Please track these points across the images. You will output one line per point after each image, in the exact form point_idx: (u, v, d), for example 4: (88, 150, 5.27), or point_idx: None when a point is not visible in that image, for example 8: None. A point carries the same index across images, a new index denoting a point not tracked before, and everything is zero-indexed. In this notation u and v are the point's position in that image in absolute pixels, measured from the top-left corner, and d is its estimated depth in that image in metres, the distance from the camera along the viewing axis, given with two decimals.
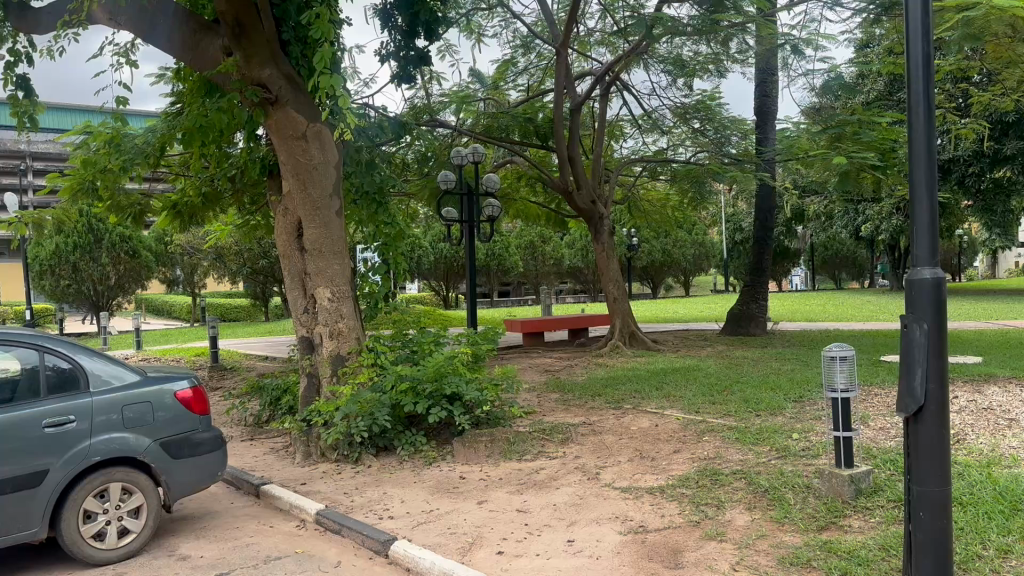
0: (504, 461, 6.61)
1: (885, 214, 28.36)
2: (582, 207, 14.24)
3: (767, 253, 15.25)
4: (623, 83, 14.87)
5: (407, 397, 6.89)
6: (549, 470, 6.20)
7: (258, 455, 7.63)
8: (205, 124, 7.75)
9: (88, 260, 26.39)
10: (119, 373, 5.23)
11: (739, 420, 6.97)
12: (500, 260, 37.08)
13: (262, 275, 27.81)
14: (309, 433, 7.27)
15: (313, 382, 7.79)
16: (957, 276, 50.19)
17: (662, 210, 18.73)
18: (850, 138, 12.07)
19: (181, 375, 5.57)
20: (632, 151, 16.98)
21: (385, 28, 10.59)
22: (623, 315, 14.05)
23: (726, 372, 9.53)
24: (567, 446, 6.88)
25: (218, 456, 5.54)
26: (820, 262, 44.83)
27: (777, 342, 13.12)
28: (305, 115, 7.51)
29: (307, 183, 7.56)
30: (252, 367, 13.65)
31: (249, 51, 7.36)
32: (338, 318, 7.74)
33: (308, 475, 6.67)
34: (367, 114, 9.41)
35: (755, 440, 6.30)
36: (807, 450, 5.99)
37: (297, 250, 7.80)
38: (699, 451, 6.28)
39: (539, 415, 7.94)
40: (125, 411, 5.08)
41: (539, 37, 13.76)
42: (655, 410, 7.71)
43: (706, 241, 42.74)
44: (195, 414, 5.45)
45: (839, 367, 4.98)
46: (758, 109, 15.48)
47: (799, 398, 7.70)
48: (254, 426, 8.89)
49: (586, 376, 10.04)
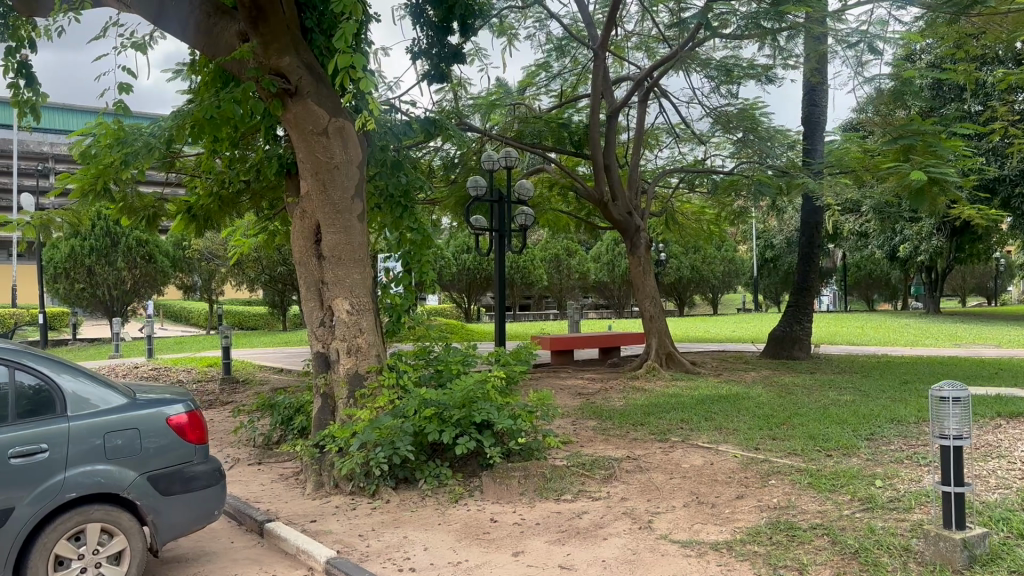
0: (540, 501, 5.81)
1: (925, 234, 27.20)
2: (617, 218, 13.47)
3: (813, 272, 14.40)
4: (662, 89, 14.20)
5: (431, 424, 6.11)
6: (593, 515, 5.40)
7: (265, 483, 6.89)
8: (218, 117, 7.10)
9: (105, 264, 26.00)
10: (106, 396, 4.53)
11: (808, 461, 6.13)
12: (525, 272, 36.16)
13: (280, 283, 27.28)
14: (322, 460, 6.54)
15: (328, 403, 7.04)
16: (994, 301, 48.94)
17: (697, 224, 17.93)
18: (921, 150, 11.14)
19: (176, 399, 4.85)
20: (669, 161, 16.19)
21: (416, 24, 9.93)
22: (658, 333, 13.20)
23: (780, 401, 8.67)
24: (611, 484, 6.06)
25: (215, 493, 4.81)
26: (852, 281, 43.51)
27: (827, 367, 12.18)
28: (326, 109, 6.82)
29: (327, 183, 6.87)
30: (265, 380, 12.96)
31: (267, 37, 6.68)
32: (357, 333, 7.01)
33: (319, 510, 5.92)
34: (395, 112, 8.70)
35: (833, 486, 5.49)
36: (896, 501, 5.12)
37: (315, 256, 7.12)
38: (767, 497, 5.46)
39: (576, 446, 7.14)
40: (109, 439, 4.38)
41: (576, 39, 13.15)
42: (708, 444, 6.90)
43: (736, 259, 41.64)
44: (190, 444, 4.73)
45: (952, 411, 4.18)
46: (806, 118, 14.64)
47: (870, 435, 6.85)
48: (263, 447, 8.15)
49: (625, 401, 9.24)
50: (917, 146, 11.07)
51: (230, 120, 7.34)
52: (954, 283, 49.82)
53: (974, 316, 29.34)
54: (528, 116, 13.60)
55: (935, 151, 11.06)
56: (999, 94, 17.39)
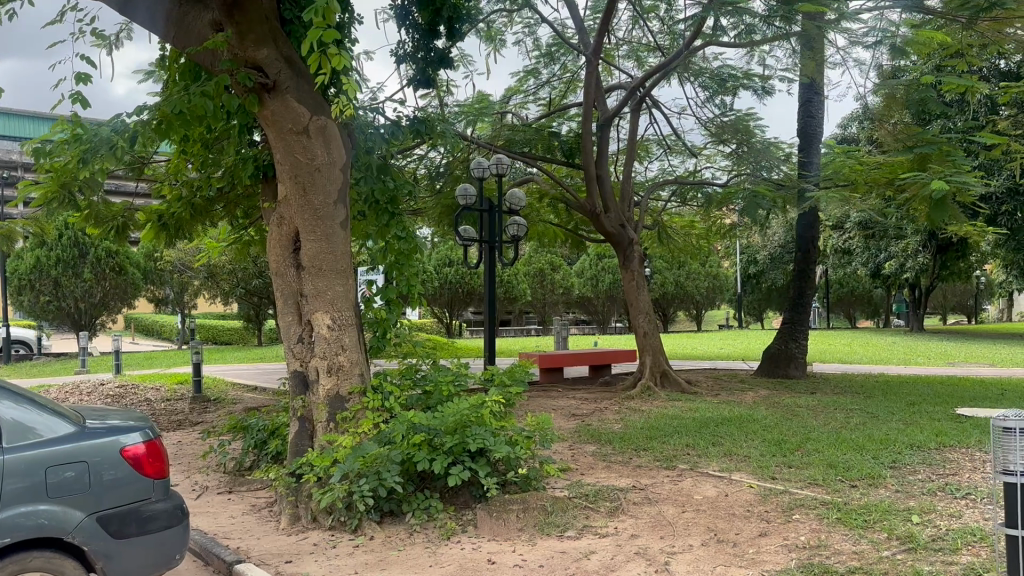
0: (542, 538, 5.24)
1: (911, 252, 27.01)
2: (609, 230, 13.03)
3: (809, 288, 14.02)
4: (655, 99, 13.79)
5: (421, 452, 5.52)
6: (602, 555, 4.83)
7: (236, 515, 6.25)
8: (188, 113, 6.51)
9: (72, 276, 25.08)
10: (49, 424, 3.90)
11: (832, 493, 5.63)
12: (508, 286, 35.82)
13: (256, 296, 26.48)
14: (299, 491, 5.93)
15: (306, 427, 6.41)
16: (974, 318, 49.15)
17: (687, 238, 17.53)
18: (940, 159, 10.61)
19: (134, 426, 4.21)
20: (659, 173, 15.79)
21: (402, 27, 9.42)
22: (653, 351, 12.67)
23: (788, 424, 8.19)
24: (618, 519, 5.50)
25: (177, 534, 4.15)
26: (835, 298, 43.40)
27: (827, 388, 11.70)
28: (307, 106, 6.31)
29: (308, 187, 6.32)
30: (239, 399, 12.26)
31: (244, 27, 6.17)
32: (338, 350, 6.42)
33: (296, 548, 5.30)
34: (380, 113, 8.14)
35: (865, 522, 4.99)
36: (939, 541, 4.62)
37: (293, 267, 6.54)
38: (793, 535, 4.93)
39: (577, 474, 6.58)
40: (54, 474, 3.77)
41: (566, 44, 12.76)
42: (718, 473, 6.39)
43: (720, 275, 41.37)
44: (147, 478, 4.07)
45: (1016, 443, 3.60)
46: (802, 130, 14.22)
47: (892, 463, 6.39)
48: (234, 474, 7.49)
49: (623, 423, 8.70)
50: (933, 155, 10.61)
51: (203, 117, 6.74)
52: (935, 301, 49.99)
53: (959, 334, 29.16)
54: (517, 125, 13.15)
55: (955, 159, 10.52)
56: (985, 111, 17.26)
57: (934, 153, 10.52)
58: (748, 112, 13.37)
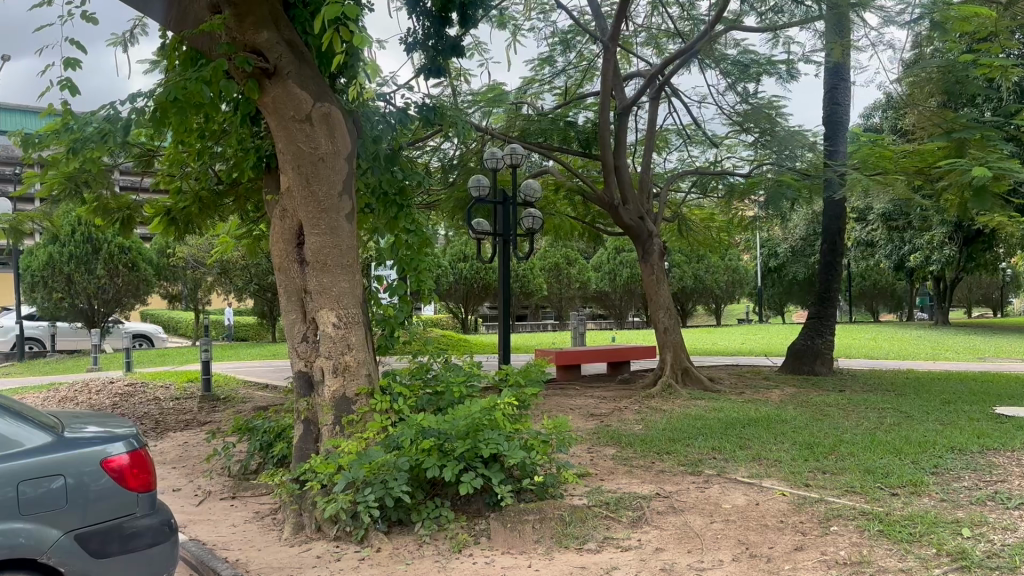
0: (559, 552, 4.90)
1: (937, 243, 26.32)
2: (628, 223, 12.60)
3: (835, 282, 13.54)
4: (674, 88, 13.37)
5: (430, 458, 5.19)
6: (625, 572, 4.47)
7: (237, 524, 5.95)
8: (186, 101, 6.19)
9: (84, 272, 24.97)
10: (23, 434, 3.59)
11: (872, 502, 5.24)
12: (524, 281, 35.50)
13: (270, 292, 26.29)
14: (303, 498, 5.62)
15: (311, 430, 6.12)
16: (1001, 311, 48.12)
17: (707, 231, 17.07)
18: (978, 145, 10.12)
19: (118, 435, 3.89)
20: (679, 163, 15.36)
21: (412, 13, 9.05)
22: (673, 347, 12.26)
23: (818, 426, 7.77)
24: (642, 530, 5.14)
25: (164, 552, 3.83)
26: (858, 291, 42.68)
27: (856, 385, 11.24)
28: (310, 92, 5.98)
29: (311, 177, 5.99)
30: (249, 398, 12.01)
31: (242, 8, 5.87)
32: (344, 349, 6.10)
33: (297, 561, 4.97)
34: (388, 101, 7.78)
35: (910, 535, 4.60)
36: (995, 558, 4.22)
37: (297, 262, 6.21)
38: (832, 550, 4.55)
39: (597, 480, 6.22)
40: (26, 489, 3.45)
41: (582, 31, 12.34)
42: (748, 480, 5.99)
43: (739, 268, 40.78)
44: (132, 492, 3.75)
45: None
46: (827, 117, 13.71)
47: (934, 468, 5.98)
48: (239, 478, 7.19)
49: (644, 424, 8.33)
50: (971, 141, 10.11)
51: (202, 105, 6.42)
52: (960, 295, 49.00)
53: (986, 328, 28.44)
54: (531, 115, 12.79)
55: (993, 144, 10.02)
56: (1017, 97, 16.64)
57: (972, 139, 10.04)
58: (771, 100, 12.92)
